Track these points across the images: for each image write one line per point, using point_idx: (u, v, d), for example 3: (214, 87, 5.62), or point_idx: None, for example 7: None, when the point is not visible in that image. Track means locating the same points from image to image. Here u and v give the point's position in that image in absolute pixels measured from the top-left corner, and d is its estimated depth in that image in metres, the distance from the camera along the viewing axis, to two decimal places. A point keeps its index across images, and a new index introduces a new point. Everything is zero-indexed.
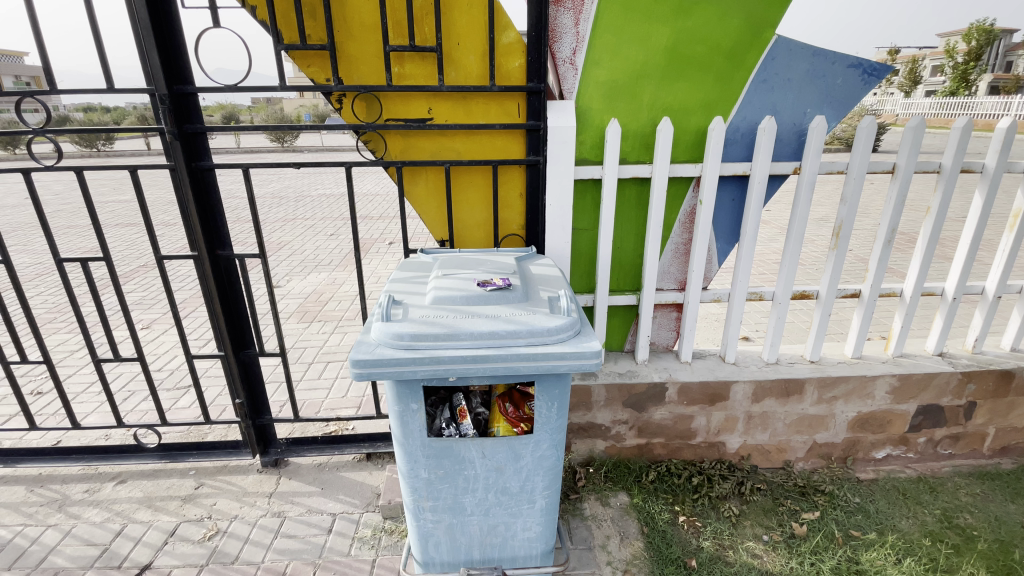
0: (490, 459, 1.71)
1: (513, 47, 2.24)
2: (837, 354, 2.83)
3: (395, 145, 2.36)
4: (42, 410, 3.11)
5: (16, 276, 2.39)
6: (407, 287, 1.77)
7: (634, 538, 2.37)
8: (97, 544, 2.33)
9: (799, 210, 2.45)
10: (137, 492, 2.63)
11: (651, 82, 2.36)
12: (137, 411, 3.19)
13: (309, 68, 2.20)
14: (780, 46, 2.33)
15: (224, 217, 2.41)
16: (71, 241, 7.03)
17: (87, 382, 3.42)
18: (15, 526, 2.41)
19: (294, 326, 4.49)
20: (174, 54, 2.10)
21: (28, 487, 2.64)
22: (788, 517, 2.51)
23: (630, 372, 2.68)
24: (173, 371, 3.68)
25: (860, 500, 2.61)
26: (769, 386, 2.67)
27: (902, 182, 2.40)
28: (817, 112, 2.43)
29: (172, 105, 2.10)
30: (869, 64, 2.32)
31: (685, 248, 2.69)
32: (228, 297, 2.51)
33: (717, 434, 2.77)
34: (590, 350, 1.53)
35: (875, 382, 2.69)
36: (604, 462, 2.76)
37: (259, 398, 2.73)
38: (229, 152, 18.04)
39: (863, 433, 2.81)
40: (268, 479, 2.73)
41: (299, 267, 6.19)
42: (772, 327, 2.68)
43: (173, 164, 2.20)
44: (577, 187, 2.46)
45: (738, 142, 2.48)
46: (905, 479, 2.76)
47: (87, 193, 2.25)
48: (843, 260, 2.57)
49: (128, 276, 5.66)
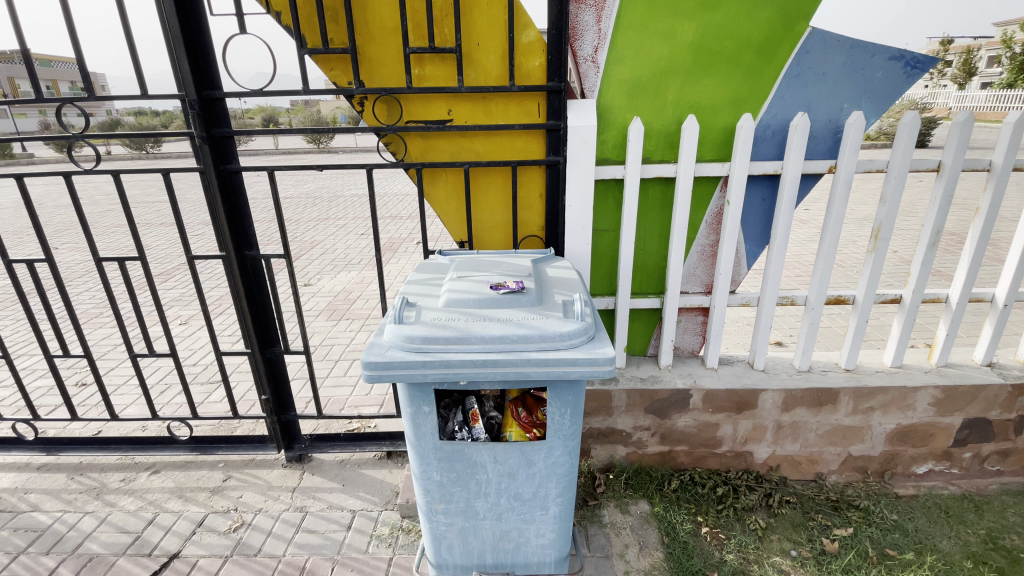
0: (502, 464, 1.69)
1: (533, 47, 2.21)
2: (875, 362, 2.68)
3: (416, 147, 2.37)
4: (84, 402, 3.27)
5: (59, 277, 2.52)
6: (421, 289, 1.77)
7: (653, 548, 2.31)
8: (130, 532, 2.44)
9: (834, 211, 2.33)
10: (169, 482, 2.74)
11: (676, 79, 2.28)
12: (171, 405, 3.32)
13: (331, 72, 2.23)
14: (815, 39, 2.21)
15: (251, 218, 2.47)
16: (117, 240, 7.39)
17: (126, 376, 3.58)
18: (55, 512, 2.54)
19: (323, 324, 4.59)
20: (203, 60, 2.16)
21: (69, 475, 2.78)
22: (818, 532, 2.40)
23: (652, 377, 2.62)
24: (206, 367, 3.81)
25: (897, 518, 2.46)
26: (800, 395, 2.56)
27: (947, 181, 2.25)
28: (854, 107, 2.30)
29: (201, 110, 2.17)
30: (913, 56, 2.19)
31: (712, 250, 2.60)
32: (254, 296, 2.57)
33: (744, 443, 2.67)
34: (603, 357, 1.49)
35: (917, 393, 2.54)
36: (625, 469, 2.70)
37: (285, 394, 2.80)
38: (268, 153, 18.77)
39: (902, 446, 2.66)
40: (292, 473, 2.80)
41: (329, 266, 6.33)
42: (805, 332, 2.57)
43: (202, 166, 2.26)
44: (599, 187, 2.41)
45: (769, 139, 2.37)
46: (948, 496, 2.59)
47: (123, 194, 2.33)
48: (883, 264, 2.42)
49: (167, 275, 5.90)
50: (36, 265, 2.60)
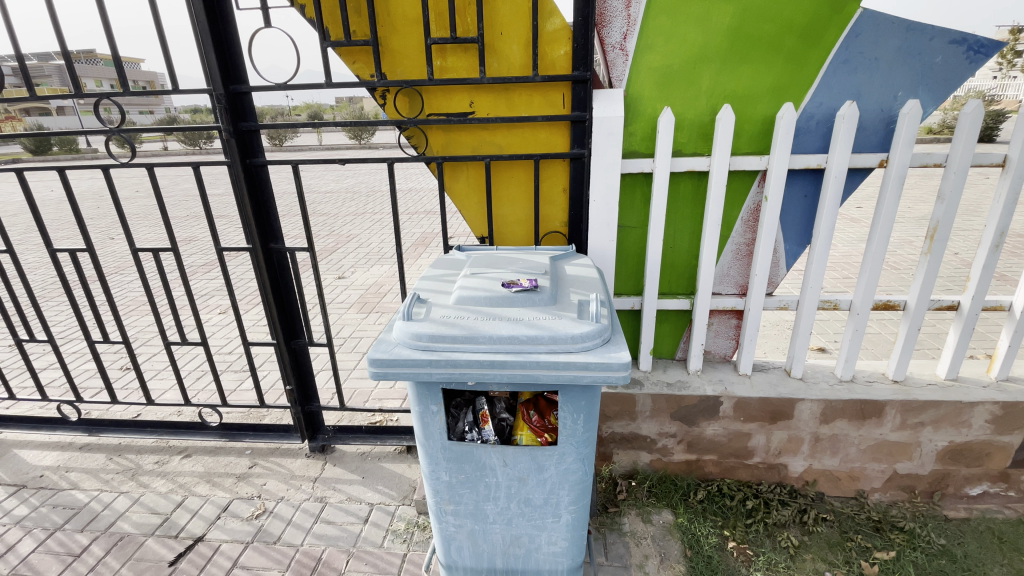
0: (512, 469, 1.63)
1: (558, 35, 2.12)
2: (926, 374, 2.46)
3: (437, 140, 2.33)
4: (125, 386, 3.44)
5: (101, 268, 2.65)
6: (433, 286, 1.72)
7: (675, 561, 2.21)
8: (160, 513, 2.53)
9: (884, 209, 2.14)
10: (199, 466, 2.83)
11: (710, 67, 2.15)
12: (204, 392, 3.43)
13: (354, 64, 2.23)
14: (866, 22, 2.03)
15: (276, 211, 2.50)
16: (166, 233, 7.75)
17: (164, 363, 3.73)
18: (92, 490, 2.67)
19: (353, 316, 4.66)
20: (230, 55, 2.20)
21: (108, 455, 2.91)
22: (857, 554, 2.23)
23: (680, 382, 2.49)
24: (238, 356, 3.93)
25: (946, 542, 2.26)
26: (841, 406, 2.38)
27: (1015, 177, 2.03)
28: (910, 96, 2.11)
29: (228, 104, 2.20)
30: (977, 39, 1.98)
31: (748, 249, 2.44)
32: (279, 287, 2.61)
33: (777, 455, 2.52)
34: (617, 362, 1.40)
35: (973, 409, 2.32)
36: (649, 477, 2.59)
37: (308, 385, 2.83)
38: (312, 148, 19.41)
39: (955, 466, 2.43)
40: (314, 463, 2.84)
41: (363, 259, 6.44)
42: (848, 339, 2.38)
43: (229, 160, 2.30)
44: (626, 182, 2.30)
45: (813, 131, 2.20)
46: (1003, 521, 2.37)
47: (157, 188, 2.38)
48: (939, 267, 2.21)
49: (208, 267, 6.14)
50: (78, 255, 2.69)
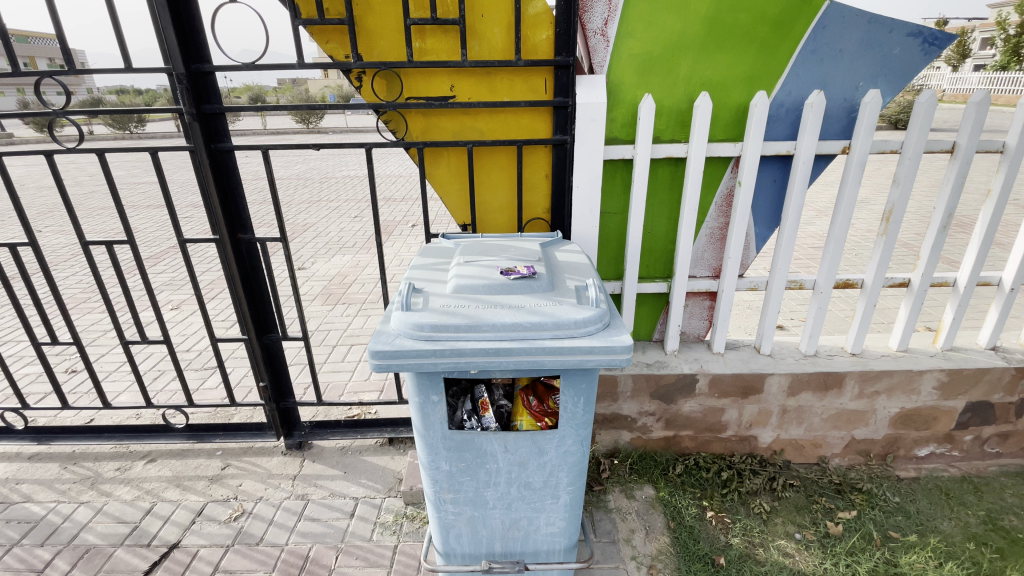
0: (513, 454, 1.64)
1: (540, 18, 2.10)
2: (880, 347, 2.66)
3: (416, 125, 2.27)
4: (76, 389, 3.21)
5: (46, 259, 2.39)
6: (426, 275, 1.70)
7: (659, 533, 2.31)
8: (128, 522, 2.38)
9: (847, 193, 2.27)
10: (166, 471, 2.68)
11: (688, 54, 2.20)
12: (165, 392, 3.25)
13: (328, 44, 2.12)
14: (832, 13, 2.13)
15: (245, 200, 2.36)
16: (107, 223, 7.23)
17: (117, 362, 3.51)
18: (49, 502, 2.48)
19: (318, 308, 4.52)
20: (191, 32, 2.04)
21: (62, 465, 2.72)
22: (822, 515, 2.40)
23: (658, 362, 2.58)
24: (200, 353, 3.74)
25: (899, 500, 2.47)
26: (806, 379, 2.54)
27: (961, 163, 2.19)
28: (870, 85, 2.23)
29: (189, 84, 2.05)
30: (931, 33, 2.11)
31: (721, 233, 2.54)
32: (249, 280, 2.48)
33: (748, 427, 2.66)
34: (620, 345, 1.43)
35: (922, 377, 2.53)
36: (630, 454, 2.68)
37: (283, 381, 2.73)
38: (257, 133, 18.51)
39: (905, 430, 2.65)
40: (292, 461, 2.75)
41: (323, 249, 6.22)
42: (812, 317, 2.53)
43: (191, 145, 2.15)
44: (607, 168, 2.33)
45: (782, 119, 2.29)
46: (949, 478, 2.60)
47: (110, 176, 2.18)
48: (893, 248, 2.38)
49: (156, 258, 5.79)
50: (18, 249, 2.43)
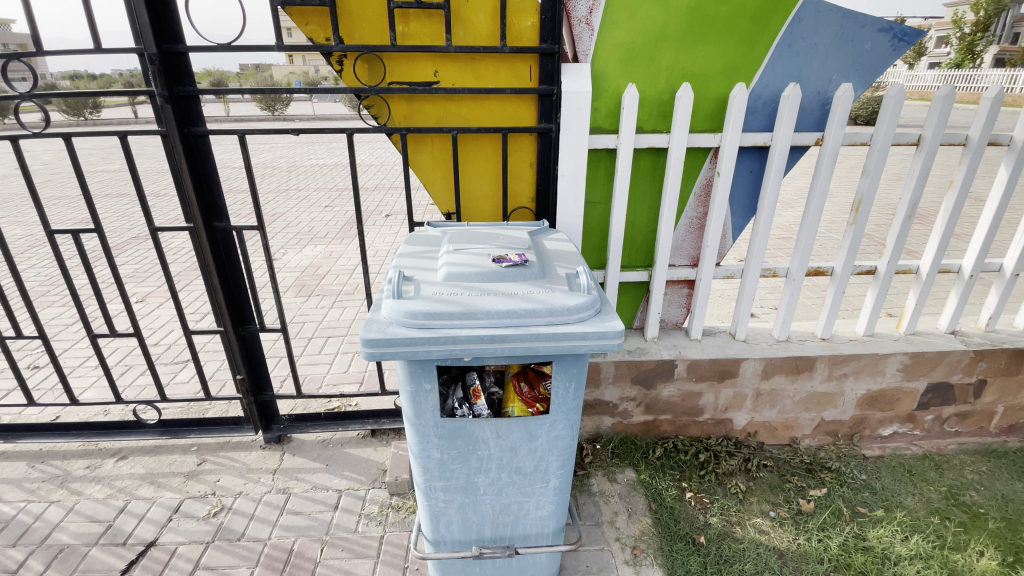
0: (505, 440, 1.66)
1: (525, 5, 2.09)
2: (848, 332, 2.78)
3: (399, 111, 2.24)
4: (40, 385, 3.07)
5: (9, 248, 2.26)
6: (416, 263, 1.68)
7: (642, 514, 2.37)
8: (102, 520, 2.30)
9: (819, 183, 2.35)
10: (139, 468, 2.59)
11: (670, 45, 2.22)
12: (135, 387, 3.13)
13: (307, 26, 2.05)
14: (809, 8, 2.20)
15: (221, 188, 2.28)
16: (66, 212, 6.90)
17: (84, 357, 3.37)
18: (17, 502, 2.38)
19: (293, 299, 4.42)
20: (163, 10, 1.96)
21: (28, 463, 2.60)
22: (795, 493, 2.51)
23: (639, 349, 2.64)
24: (170, 346, 3.62)
25: (866, 477, 2.61)
26: (779, 363, 2.63)
27: (926, 156, 2.30)
28: (843, 79, 2.31)
29: (162, 65, 1.96)
30: (900, 29, 2.20)
31: (700, 222, 2.60)
32: (226, 270, 2.40)
33: (725, 410, 2.75)
34: (612, 330, 1.45)
35: (887, 359, 2.66)
36: (612, 439, 2.74)
37: (261, 373, 2.66)
38: (220, 119, 17.86)
39: (871, 410, 2.79)
40: (271, 455, 2.70)
41: (295, 239, 6.07)
42: (785, 303, 2.62)
43: (164, 129, 2.07)
44: (590, 157, 2.35)
45: (759, 111, 2.35)
46: (911, 456, 2.76)
47: (76, 161, 2.06)
48: (862, 236, 2.48)
49: (120, 249, 5.56)
50: None
